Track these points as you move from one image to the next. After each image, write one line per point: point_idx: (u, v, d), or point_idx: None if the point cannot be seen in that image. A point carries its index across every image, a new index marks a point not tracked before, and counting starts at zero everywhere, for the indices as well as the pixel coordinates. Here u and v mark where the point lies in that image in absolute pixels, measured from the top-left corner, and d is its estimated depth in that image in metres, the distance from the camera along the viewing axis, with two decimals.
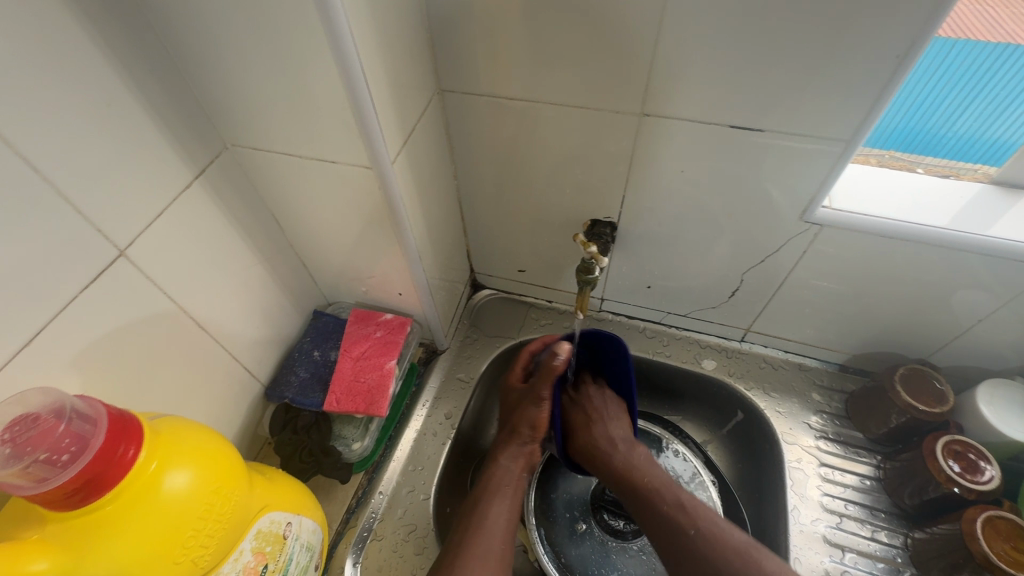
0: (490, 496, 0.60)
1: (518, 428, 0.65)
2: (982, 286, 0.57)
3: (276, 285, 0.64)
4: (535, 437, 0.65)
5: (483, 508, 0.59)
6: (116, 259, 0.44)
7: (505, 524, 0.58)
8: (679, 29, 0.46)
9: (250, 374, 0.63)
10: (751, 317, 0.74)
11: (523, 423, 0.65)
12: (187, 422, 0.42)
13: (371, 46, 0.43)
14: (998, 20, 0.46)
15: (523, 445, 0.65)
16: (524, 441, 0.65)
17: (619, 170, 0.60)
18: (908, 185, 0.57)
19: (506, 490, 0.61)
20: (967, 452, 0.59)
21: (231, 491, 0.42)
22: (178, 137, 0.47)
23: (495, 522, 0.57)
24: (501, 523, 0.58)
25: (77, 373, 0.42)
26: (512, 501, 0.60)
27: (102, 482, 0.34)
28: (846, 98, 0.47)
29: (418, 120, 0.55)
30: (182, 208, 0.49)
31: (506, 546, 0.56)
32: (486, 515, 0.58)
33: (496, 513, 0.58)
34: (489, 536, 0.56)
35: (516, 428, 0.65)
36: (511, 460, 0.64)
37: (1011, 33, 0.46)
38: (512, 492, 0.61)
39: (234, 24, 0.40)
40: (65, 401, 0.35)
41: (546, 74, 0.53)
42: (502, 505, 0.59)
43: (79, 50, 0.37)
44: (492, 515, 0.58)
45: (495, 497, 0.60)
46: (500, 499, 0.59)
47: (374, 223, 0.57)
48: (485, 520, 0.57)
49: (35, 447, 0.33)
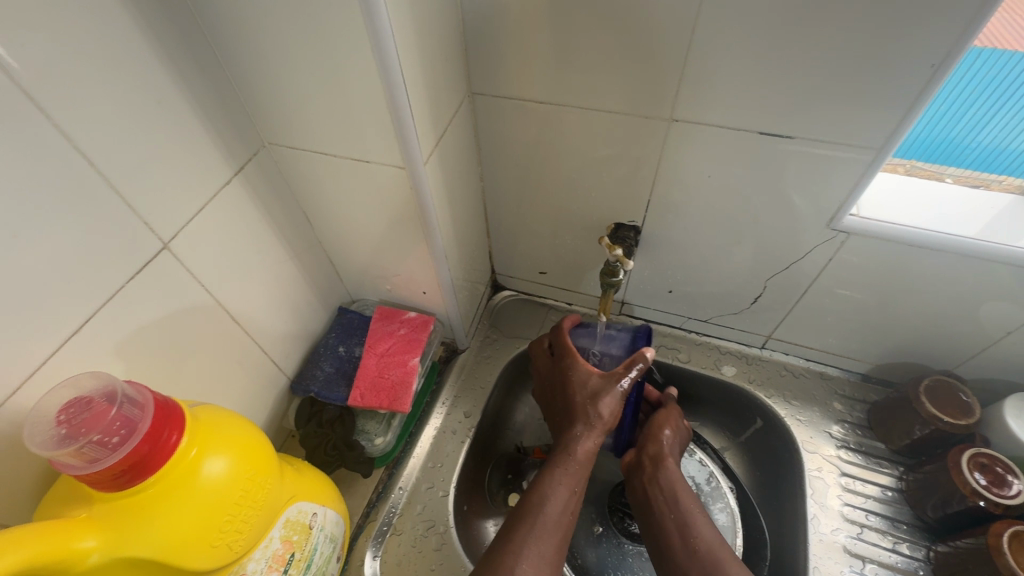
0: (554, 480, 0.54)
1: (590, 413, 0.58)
2: (1011, 298, 0.56)
3: (305, 281, 0.65)
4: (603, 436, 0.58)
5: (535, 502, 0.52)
6: (160, 252, 0.45)
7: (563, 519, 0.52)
8: (711, 35, 0.46)
9: (277, 367, 0.64)
10: (773, 324, 0.74)
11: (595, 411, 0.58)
12: (224, 411, 0.44)
13: (409, 49, 0.44)
14: None
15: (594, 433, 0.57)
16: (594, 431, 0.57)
17: (645, 174, 0.60)
18: (936, 196, 0.57)
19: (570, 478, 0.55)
20: (994, 465, 0.58)
21: (264, 479, 0.44)
22: (220, 136, 0.49)
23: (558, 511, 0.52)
24: (564, 516, 0.52)
25: (120, 361, 0.44)
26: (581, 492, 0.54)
27: (148, 465, 0.36)
28: (877, 106, 0.47)
29: (449, 122, 0.56)
30: (221, 203, 0.50)
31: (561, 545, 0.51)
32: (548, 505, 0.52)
33: (560, 500, 0.53)
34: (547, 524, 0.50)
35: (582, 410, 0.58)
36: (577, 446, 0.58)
37: None
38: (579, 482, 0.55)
39: (277, 25, 0.42)
40: (116, 385, 0.37)
41: (576, 78, 0.54)
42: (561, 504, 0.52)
43: (133, 49, 0.39)
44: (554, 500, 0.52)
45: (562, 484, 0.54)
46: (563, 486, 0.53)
47: (403, 223, 0.58)
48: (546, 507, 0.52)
49: (89, 429, 0.35)
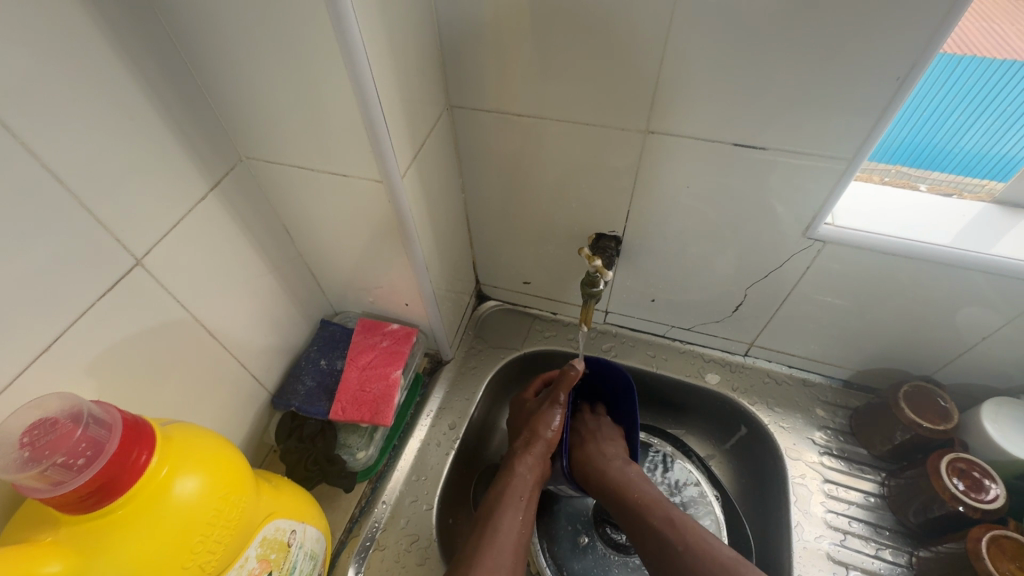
0: (504, 510, 0.59)
1: (536, 433, 0.65)
2: (986, 303, 0.57)
3: (284, 293, 0.65)
4: (549, 445, 0.65)
5: (494, 521, 0.58)
6: (133, 268, 0.45)
7: (517, 537, 0.57)
8: (683, 48, 0.47)
9: (257, 382, 0.64)
10: (755, 331, 0.74)
11: (539, 426, 0.66)
12: (198, 429, 0.43)
13: (383, 62, 0.44)
14: (1004, 38, 0.47)
15: (537, 450, 0.64)
16: (537, 449, 0.65)
17: (624, 184, 0.61)
18: (909, 204, 0.58)
19: (518, 501, 0.60)
20: (971, 470, 0.59)
21: (240, 497, 0.43)
22: (194, 149, 0.48)
23: (508, 533, 0.57)
24: (512, 534, 0.57)
25: (92, 380, 0.43)
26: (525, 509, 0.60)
27: (116, 486, 0.35)
28: (846, 116, 0.47)
29: (427, 135, 0.56)
30: (197, 218, 0.50)
31: (516, 560, 0.56)
32: (499, 527, 0.57)
33: (507, 523, 0.58)
34: (499, 548, 0.55)
35: (533, 433, 0.66)
36: (525, 470, 0.63)
37: (1017, 50, 0.46)
38: (525, 505, 0.60)
39: (251, 39, 0.42)
40: (82, 406, 0.36)
41: (553, 90, 0.54)
42: (516, 517, 0.59)
43: (104, 67, 0.39)
44: (505, 523, 0.58)
45: (510, 508, 0.59)
46: (512, 509, 0.59)
47: (383, 236, 0.58)
48: (497, 531, 0.57)
49: (53, 451, 0.34)
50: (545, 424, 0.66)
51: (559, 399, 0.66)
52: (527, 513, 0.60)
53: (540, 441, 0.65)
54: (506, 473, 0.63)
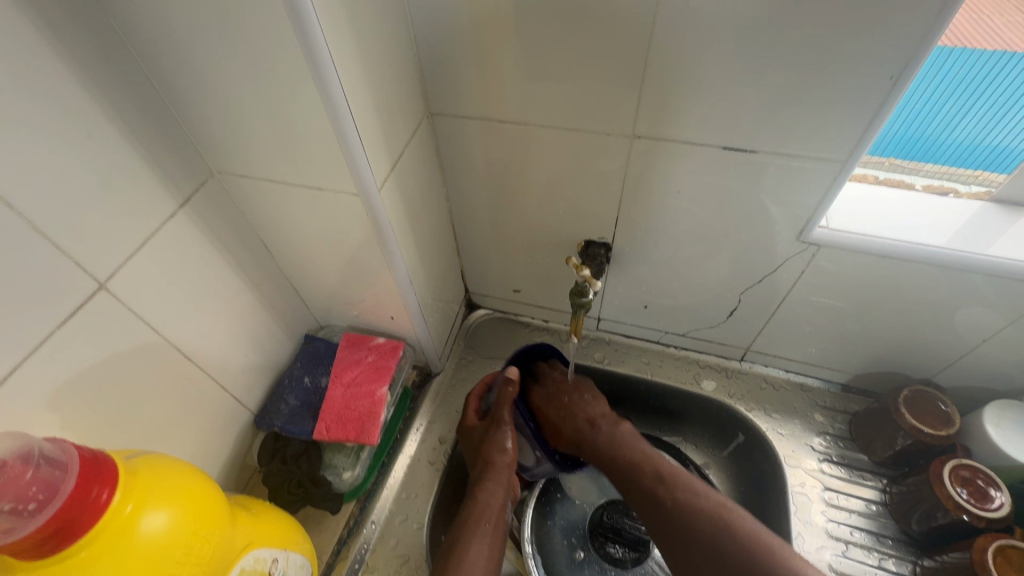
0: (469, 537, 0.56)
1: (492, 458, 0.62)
2: (986, 303, 0.55)
3: (265, 310, 0.63)
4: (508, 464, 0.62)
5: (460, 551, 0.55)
6: (96, 292, 0.43)
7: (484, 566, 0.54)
8: (669, 51, 0.45)
9: (238, 403, 0.62)
10: (751, 337, 0.72)
11: (493, 451, 0.63)
12: (168, 460, 0.42)
13: (354, 72, 0.42)
14: (995, 29, 0.45)
15: (498, 474, 0.61)
16: (498, 473, 0.61)
17: (612, 190, 0.59)
18: (904, 204, 0.57)
19: (485, 525, 0.57)
20: (975, 478, 0.57)
21: (212, 532, 0.41)
22: (161, 166, 0.46)
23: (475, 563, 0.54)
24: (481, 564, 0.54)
25: (53, 413, 0.41)
26: (492, 534, 0.57)
27: (74, 527, 0.33)
28: (839, 119, 0.46)
29: (407, 145, 0.54)
30: (166, 237, 0.48)
31: None
32: (465, 557, 0.54)
33: (476, 552, 0.55)
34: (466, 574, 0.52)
35: (488, 459, 0.62)
36: (490, 494, 0.60)
37: (1009, 41, 0.45)
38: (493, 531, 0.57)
39: (215, 53, 0.40)
40: (33, 445, 0.34)
41: (535, 97, 0.53)
42: (484, 542, 0.56)
43: (57, 85, 0.37)
44: (471, 552, 0.54)
45: (477, 536, 0.56)
46: (478, 535, 0.56)
47: (362, 249, 0.56)
48: (463, 562, 0.54)
49: (1, 497, 0.32)
50: (499, 449, 0.63)
51: (502, 417, 0.64)
52: (497, 539, 0.57)
53: (496, 465, 0.62)
54: (470, 499, 0.60)
